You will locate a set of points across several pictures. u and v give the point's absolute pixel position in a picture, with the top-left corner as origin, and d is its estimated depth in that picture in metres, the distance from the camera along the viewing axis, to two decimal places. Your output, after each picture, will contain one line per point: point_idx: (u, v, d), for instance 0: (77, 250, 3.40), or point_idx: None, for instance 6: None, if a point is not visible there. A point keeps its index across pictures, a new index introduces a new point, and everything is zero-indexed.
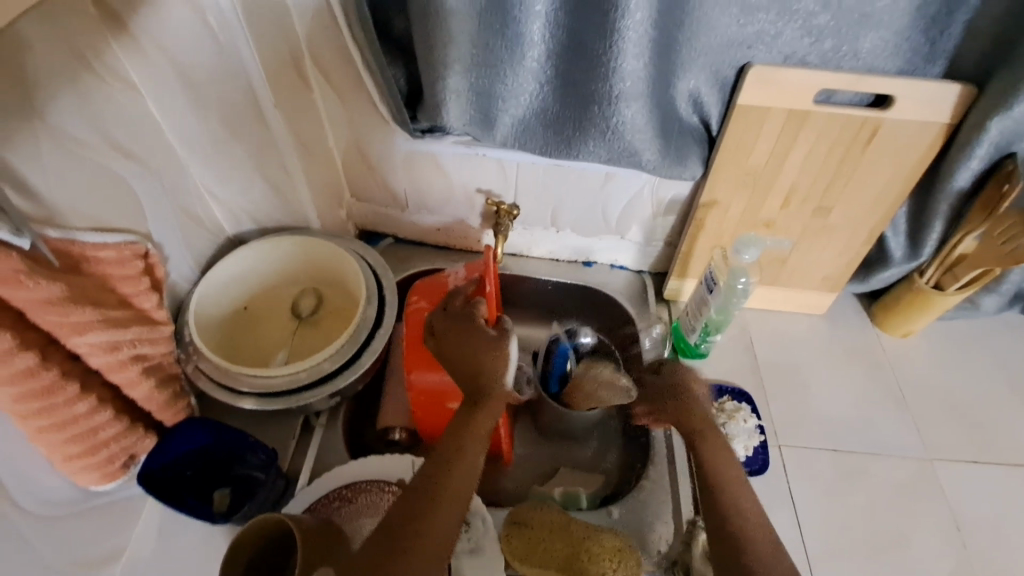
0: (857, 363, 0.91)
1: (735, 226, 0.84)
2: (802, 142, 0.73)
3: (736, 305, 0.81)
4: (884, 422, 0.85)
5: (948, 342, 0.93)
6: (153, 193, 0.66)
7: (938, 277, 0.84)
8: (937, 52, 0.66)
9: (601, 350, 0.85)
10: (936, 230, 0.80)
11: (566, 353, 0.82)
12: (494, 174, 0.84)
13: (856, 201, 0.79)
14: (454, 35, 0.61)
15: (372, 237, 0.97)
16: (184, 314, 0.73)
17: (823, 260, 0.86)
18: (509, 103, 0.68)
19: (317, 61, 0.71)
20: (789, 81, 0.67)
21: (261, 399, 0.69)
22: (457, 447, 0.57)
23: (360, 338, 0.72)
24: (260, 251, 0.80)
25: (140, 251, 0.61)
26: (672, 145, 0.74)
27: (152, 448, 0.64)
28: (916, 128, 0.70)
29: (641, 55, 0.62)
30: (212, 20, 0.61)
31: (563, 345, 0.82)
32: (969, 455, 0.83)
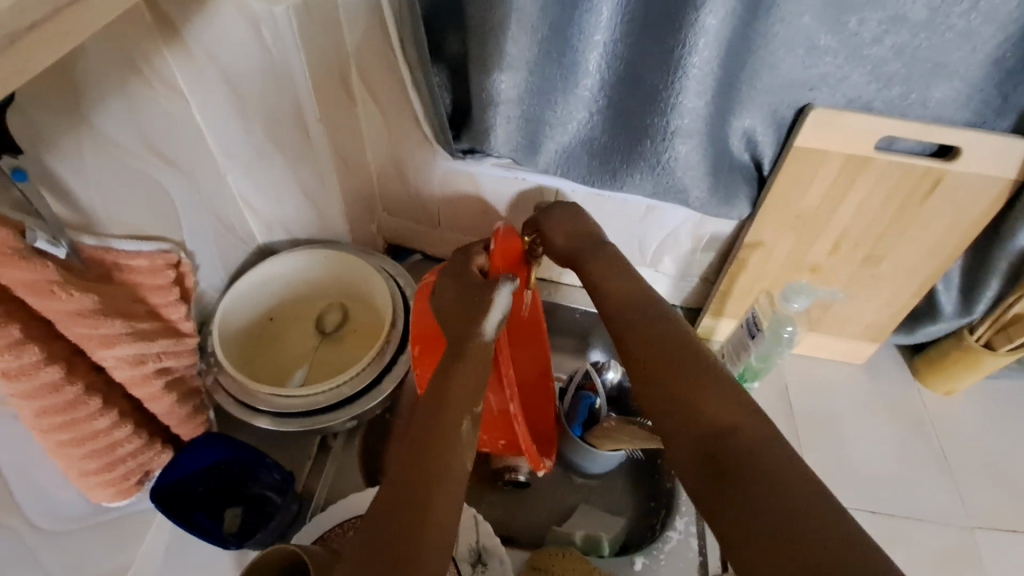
0: (896, 418, 0.87)
1: (778, 269, 0.80)
2: (858, 189, 0.70)
3: (779, 354, 0.75)
4: (922, 485, 0.81)
5: (994, 403, 0.89)
6: (187, 201, 0.65)
7: (989, 336, 0.81)
8: (1010, 106, 0.63)
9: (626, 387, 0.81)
10: (992, 288, 0.76)
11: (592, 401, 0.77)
12: (532, 197, 0.82)
13: (908, 252, 0.75)
14: (510, 60, 0.58)
15: (401, 252, 0.95)
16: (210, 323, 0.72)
17: (868, 310, 0.83)
18: (556, 130, 0.66)
19: (362, 74, 0.69)
20: (849, 127, 0.65)
21: (276, 419, 0.66)
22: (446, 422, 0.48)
23: (384, 361, 0.69)
24: (289, 263, 0.78)
25: (173, 260, 0.61)
26: (722, 183, 0.71)
27: (166, 462, 0.62)
28: (981, 182, 0.67)
29: (703, 94, 0.59)
30: (265, 31, 0.56)
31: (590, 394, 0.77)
32: (1015, 528, 0.78)
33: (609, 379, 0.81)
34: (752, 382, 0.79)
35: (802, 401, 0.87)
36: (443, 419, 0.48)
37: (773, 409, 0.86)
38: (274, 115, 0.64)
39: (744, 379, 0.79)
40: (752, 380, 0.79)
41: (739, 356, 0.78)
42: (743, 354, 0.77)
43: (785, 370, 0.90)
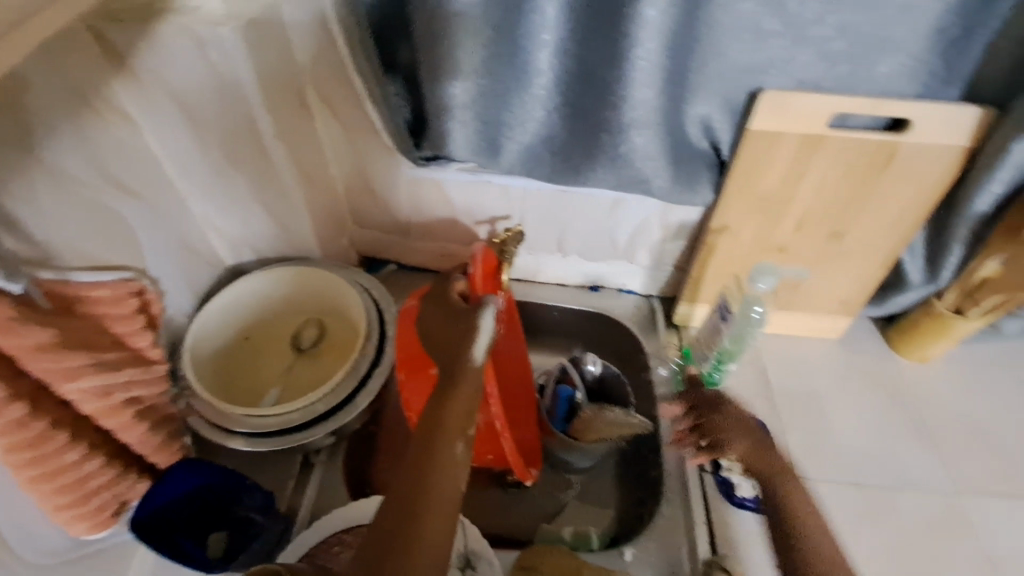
0: (875, 390, 0.88)
1: (747, 252, 0.81)
2: (815, 167, 0.71)
3: (751, 334, 0.76)
4: (906, 453, 0.82)
5: (969, 367, 0.90)
6: (149, 228, 0.65)
7: (957, 302, 0.82)
8: (955, 75, 0.64)
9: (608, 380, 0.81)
10: (955, 255, 0.77)
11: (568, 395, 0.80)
12: (500, 200, 0.82)
13: (871, 226, 0.76)
14: (460, 65, 0.59)
15: (374, 264, 0.95)
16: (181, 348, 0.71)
17: (838, 285, 0.84)
18: (514, 131, 0.66)
19: (319, 90, 0.69)
20: (799, 107, 0.66)
21: (251, 438, 0.66)
22: (431, 442, 0.52)
23: (359, 374, 0.70)
24: (259, 282, 0.78)
25: (135, 288, 0.60)
26: (684, 171, 0.72)
27: (143, 493, 0.61)
28: (935, 152, 0.68)
29: (653, 84, 0.60)
30: (211, 52, 0.59)
31: (564, 389, 0.80)
32: (997, 488, 0.79)
33: (587, 373, 0.82)
34: (728, 365, 0.81)
35: (782, 381, 0.88)
36: (437, 445, 0.52)
37: (755, 391, 0.87)
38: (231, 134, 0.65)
39: (720, 362, 0.80)
40: (729, 362, 0.81)
41: (714, 341, 0.80)
42: (717, 338, 0.79)
43: (763, 351, 0.91)
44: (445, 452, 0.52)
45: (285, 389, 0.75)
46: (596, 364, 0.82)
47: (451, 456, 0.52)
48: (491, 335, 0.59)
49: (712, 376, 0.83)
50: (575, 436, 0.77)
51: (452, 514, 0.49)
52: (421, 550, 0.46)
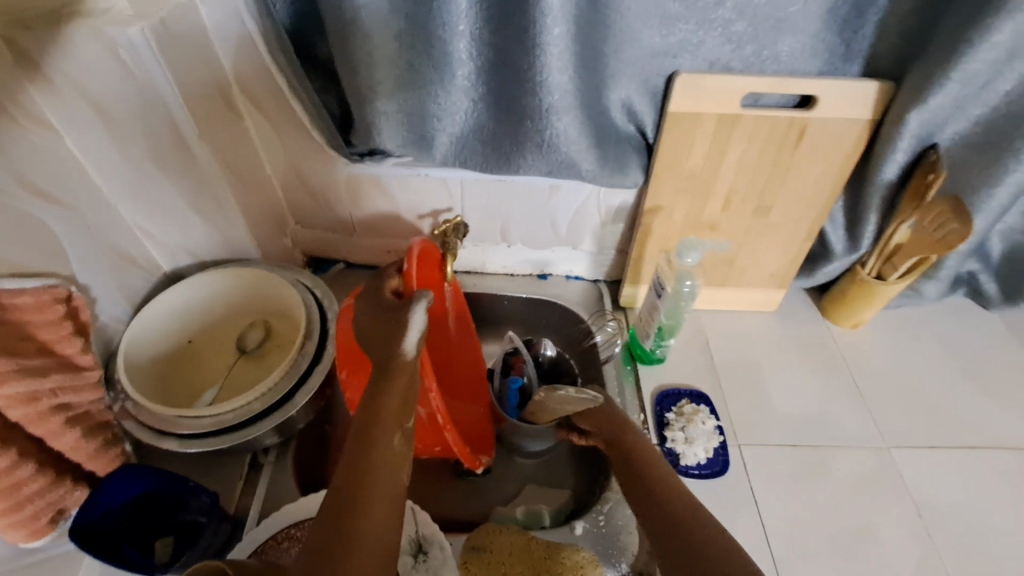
0: (812, 356, 0.92)
1: (681, 230, 0.85)
2: (735, 145, 0.75)
3: (685, 307, 0.79)
4: (841, 414, 0.86)
5: (897, 330, 0.95)
6: (75, 234, 0.64)
7: (879, 268, 0.86)
8: (853, 52, 0.69)
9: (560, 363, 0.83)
10: (872, 222, 0.82)
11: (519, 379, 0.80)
12: (439, 192, 0.83)
13: (792, 199, 0.80)
14: (377, 59, 0.61)
15: (323, 264, 0.95)
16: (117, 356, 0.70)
17: (768, 258, 0.88)
18: (442, 122, 0.68)
19: (246, 90, 0.70)
20: (713, 88, 0.69)
21: (185, 441, 0.65)
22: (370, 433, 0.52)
23: (298, 372, 0.70)
24: (197, 287, 0.77)
25: (61, 294, 0.58)
26: (610, 154, 0.75)
27: (83, 499, 0.61)
28: (842, 124, 0.73)
29: (566, 69, 0.63)
30: (124, 55, 0.57)
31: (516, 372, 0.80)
32: (926, 441, 0.84)
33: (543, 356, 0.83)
34: (668, 340, 0.84)
35: (725, 353, 0.91)
36: (375, 435, 0.51)
37: (698, 365, 0.90)
38: (153, 138, 0.65)
39: (661, 337, 0.84)
40: (669, 337, 0.84)
41: (652, 317, 0.83)
42: (655, 315, 0.82)
43: (705, 326, 0.94)
44: (385, 443, 0.51)
45: (230, 390, 0.75)
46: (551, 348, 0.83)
47: (389, 447, 0.52)
48: (423, 330, 0.60)
49: (654, 351, 0.86)
50: (528, 419, 0.77)
51: (398, 497, 0.49)
52: (367, 534, 0.45)
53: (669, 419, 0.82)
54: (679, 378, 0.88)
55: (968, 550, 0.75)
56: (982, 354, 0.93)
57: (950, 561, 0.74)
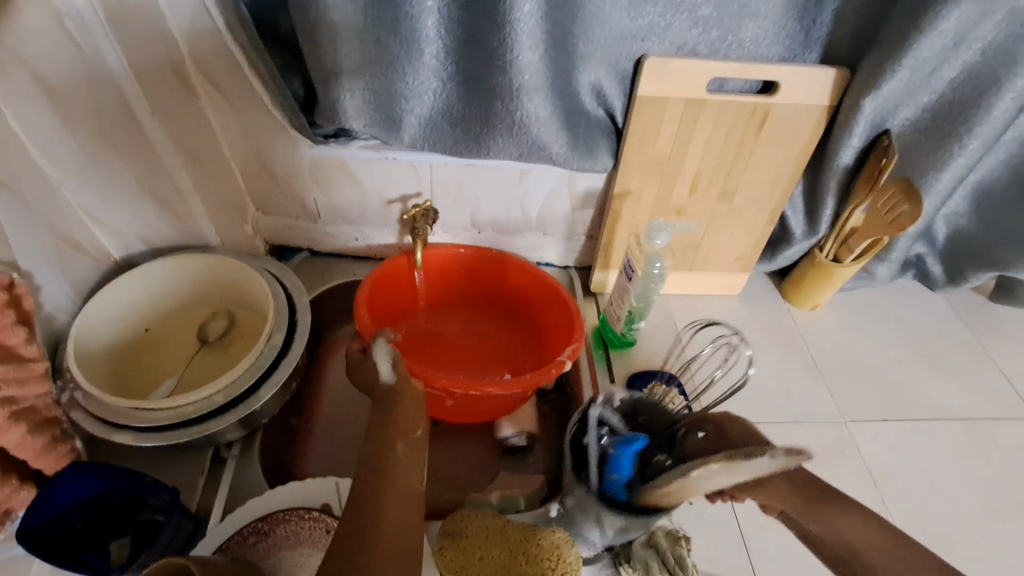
0: (773, 337, 0.95)
1: (649, 214, 0.86)
2: (701, 130, 0.76)
3: (654, 290, 0.80)
4: (801, 391, 0.90)
5: (851, 311, 1.00)
6: (14, 216, 0.59)
7: (835, 250, 0.90)
8: (812, 39, 0.71)
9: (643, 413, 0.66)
10: (829, 206, 0.85)
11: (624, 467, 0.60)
12: (408, 177, 0.82)
13: (755, 183, 0.83)
14: (342, 33, 0.59)
15: (287, 252, 0.92)
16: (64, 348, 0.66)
17: (733, 242, 0.90)
18: (412, 102, 0.67)
19: (205, 70, 0.66)
20: (680, 72, 0.70)
21: (139, 434, 0.62)
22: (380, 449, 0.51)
23: (264, 364, 0.67)
24: (152, 275, 0.73)
25: (1, 281, 0.54)
26: (581, 137, 0.75)
27: (29, 501, 0.57)
28: (801, 110, 0.75)
29: (536, 47, 0.62)
30: (69, 25, 0.56)
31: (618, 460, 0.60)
32: (879, 414, 0.88)
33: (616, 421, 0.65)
34: (639, 322, 0.85)
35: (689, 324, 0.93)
36: (381, 453, 0.51)
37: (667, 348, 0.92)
38: None
39: (631, 321, 0.84)
40: (638, 321, 0.85)
41: (624, 301, 0.83)
42: (626, 298, 0.82)
43: (674, 310, 0.96)
44: (394, 457, 0.51)
45: (188, 383, 0.71)
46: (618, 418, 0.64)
47: (397, 461, 0.50)
48: (393, 357, 0.59)
49: (625, 335, 0.87)
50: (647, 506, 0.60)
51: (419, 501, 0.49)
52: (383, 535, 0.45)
53: None
54: (649, 361, 0.89)
55: (919, 513, 0.80)
56: (927, 332, 0.98)
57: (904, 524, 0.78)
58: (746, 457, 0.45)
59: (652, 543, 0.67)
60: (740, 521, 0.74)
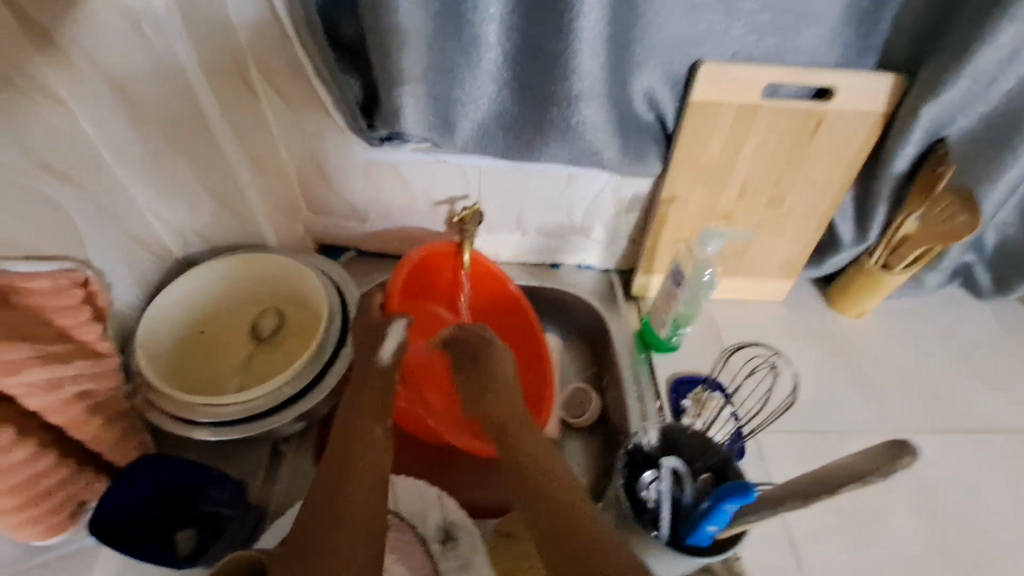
0: (818, 343, 0.94)
1: (696, 220, 0.85)
2: (753, 136, 0.76)
3: (703, 296, 0.81)
4: (848, 400, 0.89)
5: (899, 319, 0.98)
6: (88, 216, 0.62)
7: (885, 258, 0.88)
8: (871, 46, 0.70)
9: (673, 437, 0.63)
10: (880, 213, 0.84)
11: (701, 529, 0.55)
12: (456, 180, 0.83)
13: (806, 189, 0.82)
14: (408, 39, 0.59)
15: (334, 251, 0.93)
16: (134, 350, 0.68)
17: (779, 248, 0.89)
18: (467, 107, 0.68)
19: (267, 73, 0.67)
20: (735, 78, 0.70)
21: (217, 429, 0.64)
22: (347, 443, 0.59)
23: (325, 355, 0.69)
24: (209, 273, 0.75)
25: (78, 279, 0.56)
26: (632, 142, 0.75)
27: (103, 492, 0.59)
28: (859, 117, 0.74)
29: (597, 55, 0.63)
30: (146, 29, 0.56)
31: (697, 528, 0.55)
32: (927, 425, 0.87)
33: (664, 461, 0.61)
34: (684, 327, 0.86)
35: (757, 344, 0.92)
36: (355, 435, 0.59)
37: (710, 353, 0.91)
38: None
39: (678, 325, 0.85)
40: (684, 326, 0.85)
41: (669, 306, 0.84)
42: (672, 304, 0.83)
43: (717, 315, 0.95)
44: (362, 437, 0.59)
45: (249, 381, 0.73)
46: (678, 462, 0.61)
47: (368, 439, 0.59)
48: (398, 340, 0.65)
49: (670, 339, 0.87)
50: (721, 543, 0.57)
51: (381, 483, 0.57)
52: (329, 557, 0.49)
53: (685, 406, 0.83)
54: (692, 366, 0.89)
55: (970, 527, 0.78)
56: (975, 342, 0.96)
57: (957, 540, 0.77)
58: (857, 476, 0.44)
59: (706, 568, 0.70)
60: (787, 526, 0.75)
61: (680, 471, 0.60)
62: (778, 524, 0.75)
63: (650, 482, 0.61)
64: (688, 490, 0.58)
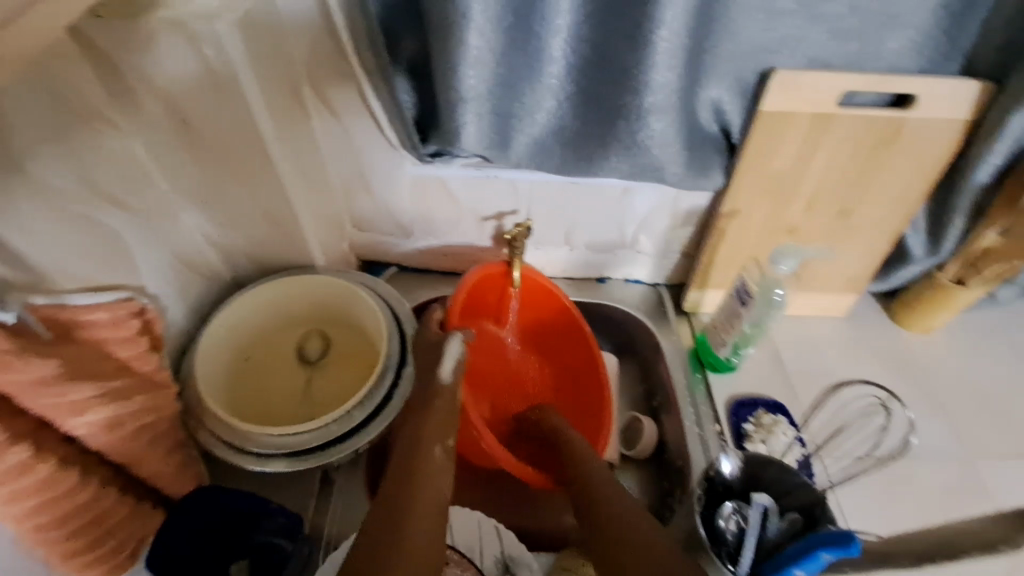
0: (885, 362, 0.89)
1: (758, 235, 0.81)
2: (824, 146, 0.71)
3: (771, 317, 0.76)
4: (920, 424, 0.83)
5: (970, 335, 0.93)
6: (142, 240, 0.60)
7: (959, 273, 0.83)
8: (958, 49, 0.65)
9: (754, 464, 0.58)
10: (957, 226, 0.78)
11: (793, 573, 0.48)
12: (507, 196, 0.79)
13: (878, 201, 0.77)
14: (474, 52, 0.56)
15: (375, 267, 0.91)
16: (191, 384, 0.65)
17: (844, 262, 0.85)
18: (527, 122, 0.65)
19: (317, 85, 0.66)
20: (811, 86, 0.65)
21: (292, 459, 0.63)
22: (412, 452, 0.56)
23: (388, 375, 0.68)
24: (255, 298, 0.73)
25: (135, 307, 0.53)
26: (696, 155, 0.71)
27: (162, 526, 0.57)
28: (943, 126, 0.69)
29: (676, 67, 0.59)
30: (208, 53, 0.54)
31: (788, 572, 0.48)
32: (1008, 451, 0.81)
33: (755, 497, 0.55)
34: (745, 349, 0.82)
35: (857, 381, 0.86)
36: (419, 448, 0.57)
37: (770, 373, 0.86)
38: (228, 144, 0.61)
39: (738, 347, 0.81)
40: (747, 347, 0.81)
41: (731, 325, 0.80)
42: (736, 323, 0.79)
43: (775, 332, 0.91)
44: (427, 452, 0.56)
45: (303, 408, 0.71)
46: (766, 498, 0.55)
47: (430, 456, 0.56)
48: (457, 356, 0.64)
49: (730, 361, 0.83)
50: None
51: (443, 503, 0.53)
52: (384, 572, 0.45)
53: (747, 431, 0.79)
54: (752, 387, 0.84)
55: None
56: None
57: None
58: (988, 547, 0.38)
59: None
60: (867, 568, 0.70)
61: (769, 508, 0.55)
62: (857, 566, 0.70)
63: (732, 513, 0.56)
64: (773, 527, 0.54)
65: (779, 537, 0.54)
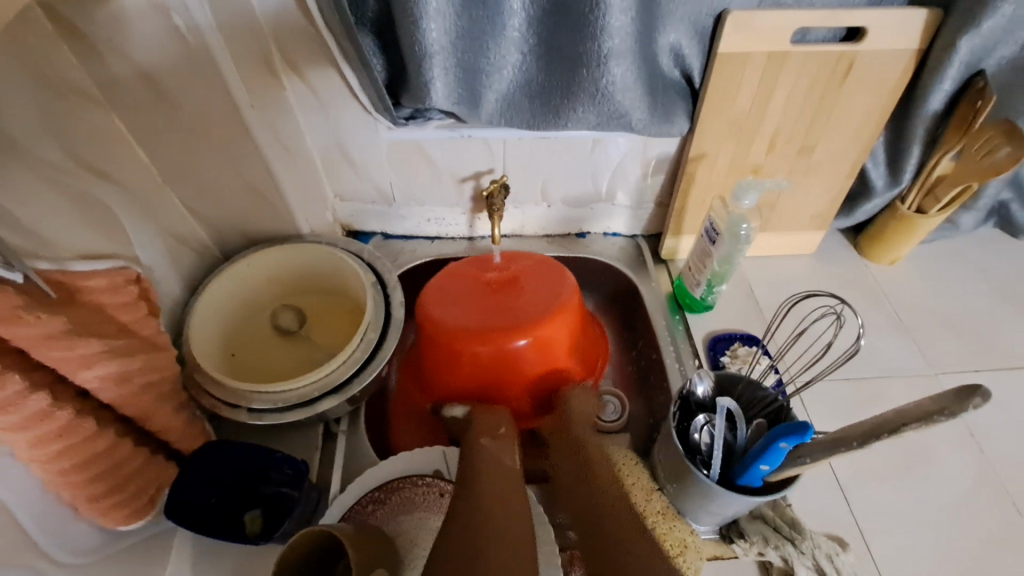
0: (853, 291, 0.93)
1: (725, 175, 0.84)
2: (783, 83, 0.74)
3: (739, 252, 0.80)
4: (888, 346, 0.88)
5: (932, 263, 0.97)
6: (127, 209, 0.63)
7: (919, 202, 0.87)
8: None
9: (724, 382, 0.63)
10: (915, 154, 0.82)
11: (758, 471, 0.54)
12: (482, 155, 0.81)
13: (838, 135, 0.80)
14: (434, 7, 0.59)
15: (362, 236, 0.93)
16: (197, 373, 0.68)
17: (811, 200, 0.88)
18: (493, 77, 0.68)
19: (288, 54, 0.66)
20: (765, 23, 0.68)
21: (335, 395, 0.68)
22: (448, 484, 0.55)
23: (380, 317, 0.73)
24: (228, 278, 0.75)
25: (132, 275, 0.56)
26: (660, 101, 0.74)
27: (175, 477, 0.60)
28: (891, 58, 0.72)
29: (628, 10, 0.63)
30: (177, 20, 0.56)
31: (755, 468, 0.54)
32: (972, 366, 0.86)
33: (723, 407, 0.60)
34: (719, 287, 0.85)
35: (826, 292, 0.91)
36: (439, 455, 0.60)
37: (745, 309, 0.90)
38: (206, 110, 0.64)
39: (712, 285, 0.84)
40: (719, 284, 0.85)
41: (704, 265, 0.83)
42: (707, 262, 0.83)
43: (748, 272, 0.95)
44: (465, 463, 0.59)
45: (313, 364, 0.75)
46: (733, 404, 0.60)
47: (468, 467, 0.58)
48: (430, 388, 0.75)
49: (705, 299, 0.87)
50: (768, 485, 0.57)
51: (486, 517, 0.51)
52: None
53: (724, 362, 0.83)
54: (727, 323, 0.88)
55: None
56: (1015, 282, 0.95)
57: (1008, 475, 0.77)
58: (924, 417, 0.42)
59: (759, 514, 0.67)
60: (834, 473, 0.73)
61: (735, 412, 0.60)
62: (826, 472, 0.73)
63: (704, 425, 0.61)
64: (741, 433, 0.59)
65: (747, 443, 0.59)
